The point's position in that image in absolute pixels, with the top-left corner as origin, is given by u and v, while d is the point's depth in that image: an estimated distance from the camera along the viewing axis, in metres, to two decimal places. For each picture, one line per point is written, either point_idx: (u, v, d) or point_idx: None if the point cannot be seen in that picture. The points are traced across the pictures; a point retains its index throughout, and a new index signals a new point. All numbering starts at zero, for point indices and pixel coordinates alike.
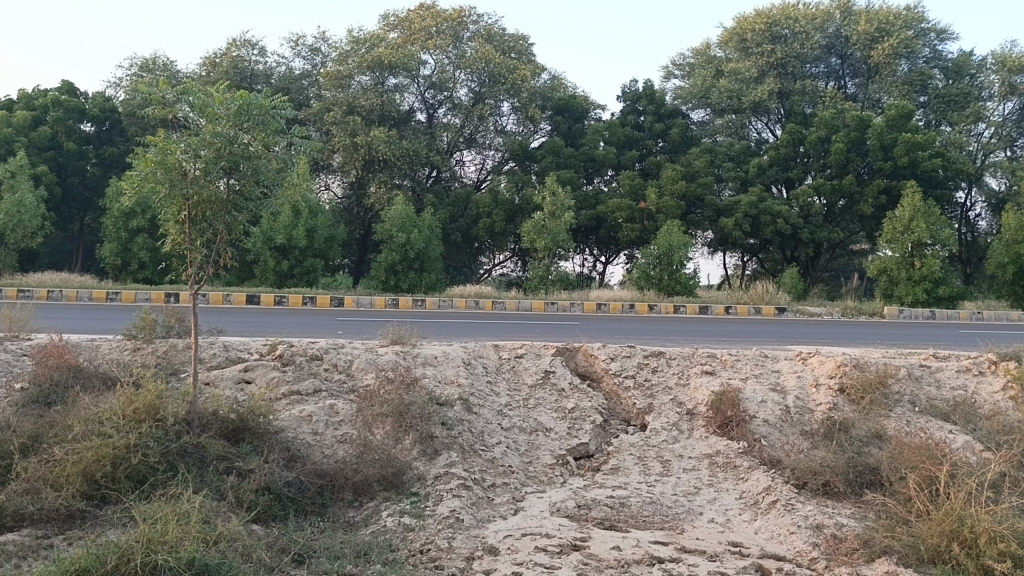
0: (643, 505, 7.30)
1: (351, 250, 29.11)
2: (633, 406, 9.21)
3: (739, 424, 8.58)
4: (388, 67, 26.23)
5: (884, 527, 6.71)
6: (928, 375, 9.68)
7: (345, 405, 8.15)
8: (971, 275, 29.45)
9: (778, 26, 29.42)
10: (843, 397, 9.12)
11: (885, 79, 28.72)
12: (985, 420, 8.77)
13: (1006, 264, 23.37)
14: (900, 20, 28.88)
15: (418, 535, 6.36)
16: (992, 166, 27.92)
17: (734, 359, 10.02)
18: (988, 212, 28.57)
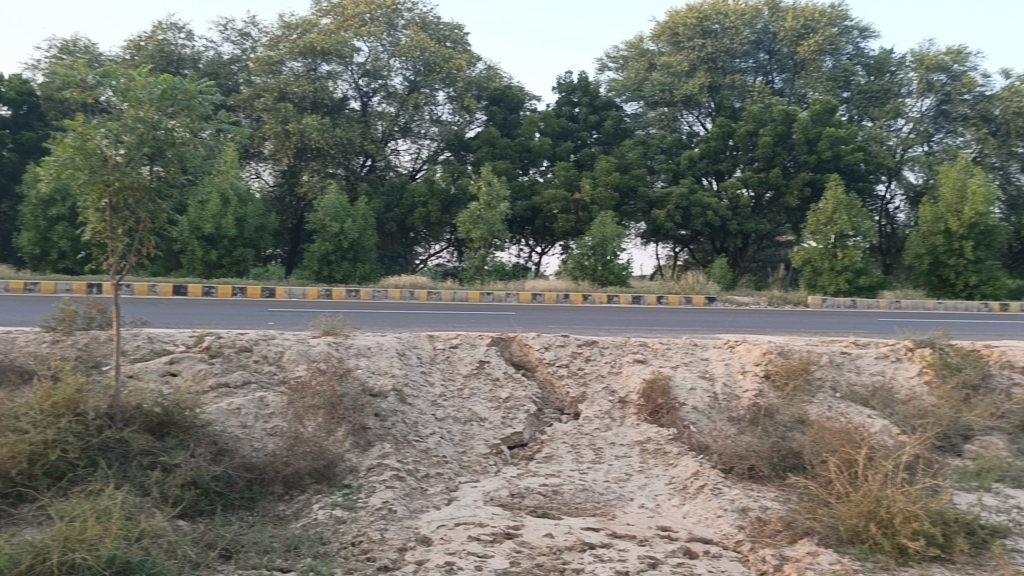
0: (576, 492, 7.40)
1: (283, 240, 28.57)
2: (566, 395, 9.29)
3: (668, 411, 8.76)
4: (321, 54, 25.82)
5: (805, 509, 6.92)
6: (849, 362, 10.02)
7: (276, 397, 7.99)
8: (890, 265, 30.55)
9: (709, 20, 30.00)
10: (768, 383, 9.39)
11: (810, 75, 29.65)
12: (901, 404, 9.10)
13: (923, 255, 24.28)
14: (825, 17, 29.75)
15: (349, 527, 6.31)
16: (910, 160, 28.95)
17: (665, 348, 10.21)
18: (906, 205, 29.62)
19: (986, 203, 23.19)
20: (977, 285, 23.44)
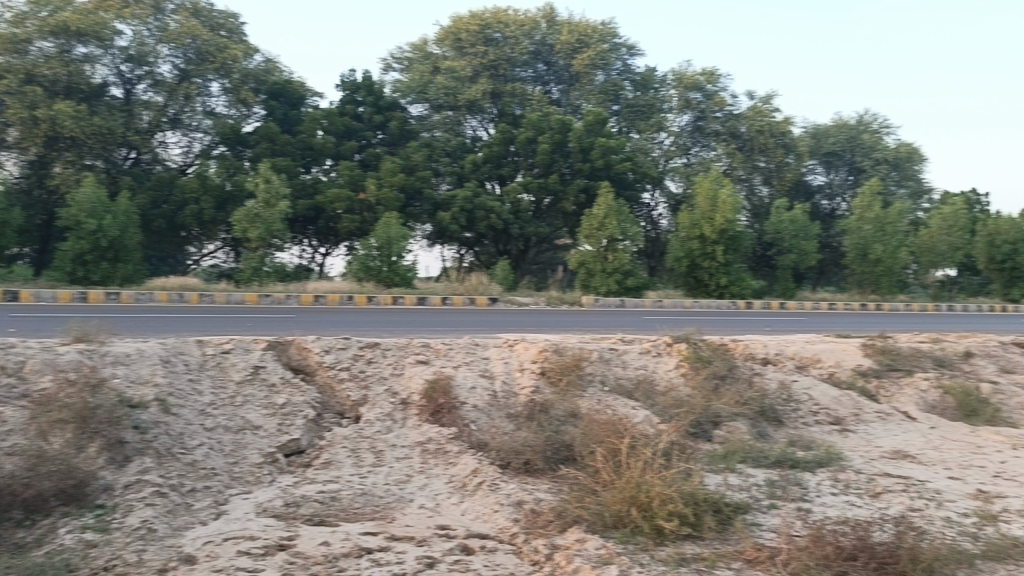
0: (354, 498, 7.30)
1: (30, 238, 25.65)
2: (347, 399, 9.08)
3: (449, 411, 8.85)
4: (76, 34, 23.55)
5: (575, 498, 7.26)
6: (617, 358, 10.69)
7: (14, 412, 7.13)
8: (654, 268, 33.00)
9: (490, 29, 30.99)
10: (543, 379, 9.78)
11: (583, 87, 31.48)
12: (661, 396, 9.81)
13: (681, 258, 26.66)
14: (596, 34, 31.68)
15: (101, 551, 5.77)
16: (671, 171, 31.37)
17: (446, 348, 10.35)
18: (668, 212, 32.09)
19: (734, 211, 25.76)
20: (726, 286, 25.98)
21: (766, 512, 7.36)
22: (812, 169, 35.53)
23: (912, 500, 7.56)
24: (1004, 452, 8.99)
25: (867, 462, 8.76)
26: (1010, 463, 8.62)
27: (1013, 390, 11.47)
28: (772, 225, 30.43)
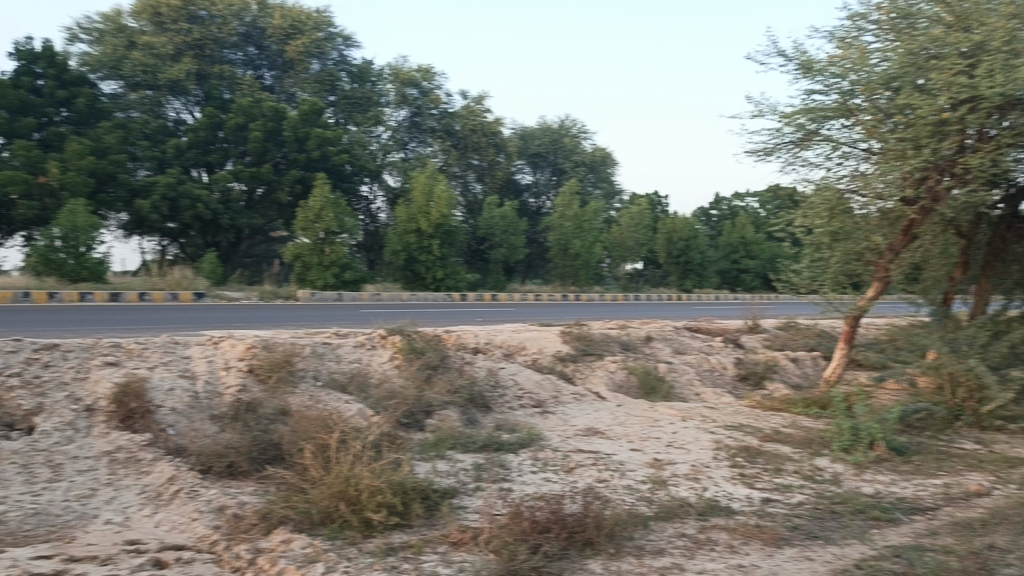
0: (23, 519, 6.49)
1: None
2: (17, 408, 7.86)
3: (143, 416, 8.09)
4: None
5: (282, 499, 6.99)
6: (329, 352, 10.54)
7: None
8: (373, 261, 32.85)
9: (194, 5, 28.97)
10: (251, 377, 9.30)
11: (298, 75, 30.53)
12: (374, 388, 9.75)
13: (398, 251, 26.80)
14: (311, 21, 30.87)
15: None
16: (389, 165, 31.56)
17: (141, 349, 9.52)
18: (386, 205, 32.15)
19: (448, 207, 26.48)
20: (442, 279, 26.82)
21: (472, 495, 7.65)
22: (522, 169, 37.76)
23: (600, 473, 8.29)
24: (675, 423, 10.17)
25: (564, 441, 9.45)
26: (680, 433, 9.75)
27: (683, 368, 13.06)
28: (484, 220, 31.87)
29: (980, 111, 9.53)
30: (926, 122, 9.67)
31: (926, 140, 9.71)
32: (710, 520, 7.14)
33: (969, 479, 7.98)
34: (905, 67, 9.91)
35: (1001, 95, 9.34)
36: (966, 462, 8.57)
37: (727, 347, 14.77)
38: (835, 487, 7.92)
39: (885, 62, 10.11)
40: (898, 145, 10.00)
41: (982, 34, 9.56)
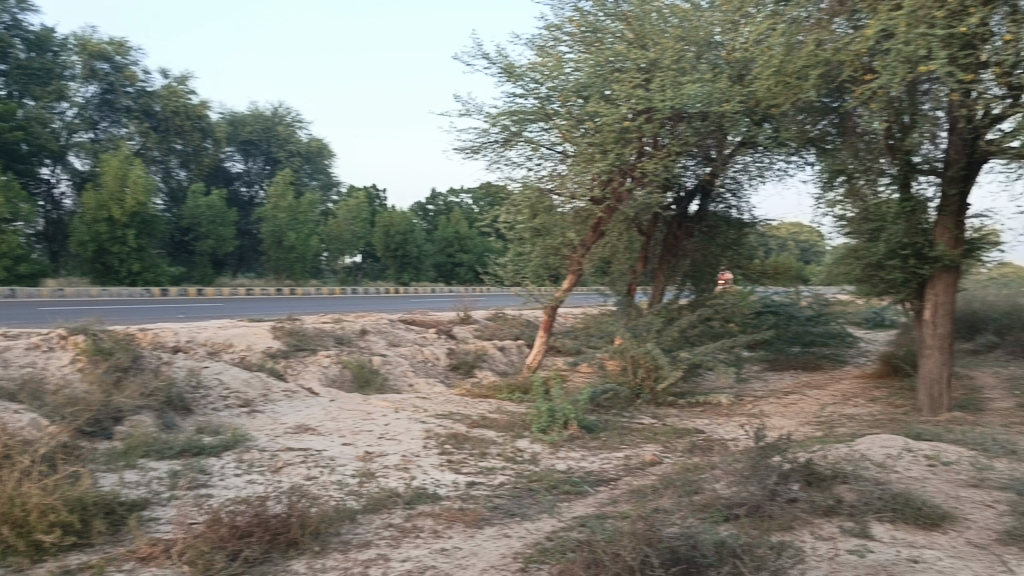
0: None
1: None
2: None
3: None
4: None
5: None
6: None
7: None
8: (57, 253, 29.11)
9: None
10: None
11: None
12: (52, 395, 8.66)
13: (86, 242, 24.13)
14: None
15: None
16: (75, 145, 28.45)
17: None
18: (71, 190, 28.80)
19: (146, 194, 24.46)
20: (139, 272, 24.80)
21: (165, 505, 7.09)
22: (230, 156, 36.22)
23: (309, 470, 8.10)
24: (388, 415, 10.24)
25: (272, 440, 9.09)
26: (392, 424, 9.83)
27: (397, 360, 13.20)
28: (188, 210, 29.76)
29: (654, 121, 10.65)
30: (612, 129, 10.64)
31: (611, 145, 10.68)
32: (416, 508, 7.28)
33: (645, 450, 8.94)
34: (593, 78, 10.85)
35: (671, 109, 10.51)
36: (643, 435, 9.60)
37: (439, 338, 15.20)
38: (533, 466, 8.45)
39: (577, 72, 10.96)
40: (588, 149, 10.88)
41: (655, 53, 10.74)
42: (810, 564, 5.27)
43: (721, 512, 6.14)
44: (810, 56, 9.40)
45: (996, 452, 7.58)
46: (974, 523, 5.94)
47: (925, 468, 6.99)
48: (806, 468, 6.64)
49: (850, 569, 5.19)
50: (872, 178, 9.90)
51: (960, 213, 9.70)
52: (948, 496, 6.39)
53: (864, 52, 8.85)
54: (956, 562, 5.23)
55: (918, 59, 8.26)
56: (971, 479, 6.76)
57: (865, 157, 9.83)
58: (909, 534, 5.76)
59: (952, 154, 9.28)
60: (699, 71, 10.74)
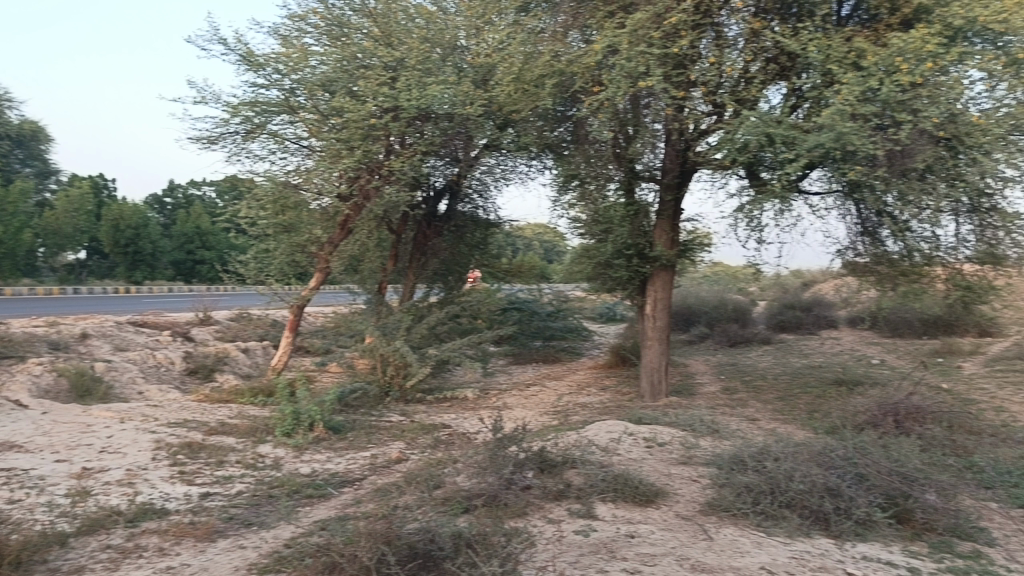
0: None
1: None
2: None
3: None
4: None
5: None
6: None
7: None
8: None
9: None
10: None
11: None
12: None
13: None
14: None
15: None
16: None
17: None
18: None
19: None
20: None
21: None
22: None
23: (11, 493, 7.15)
24: (111, 426, 9.34)
25: None
26: (115, 436, 8.98)
27: (124, 366, 12.11)
28: None
29: (401, 120, 10.70)
30: (359, 126, 10.51)
31: (358, 142, 10.55)
32: (140, 525, 6.69)
33: (391, 448, 8.96)
34: (338, 72, 10.79)
35: (417, 109, 10.63)
36: (390, 433, 9.62)
37: (175, 341, 14.18)
38: (274, 472, 8.13)
39: (322, 65, 10.87)
40: (335, 145, 10.66)
41: (402, 52, 10.86)
42: (540, 547, 5.52)
43: (461, 504, 6.28)
44: (547, 66, 9.89)
45: (701, 431, 8.49)
46: (682, 497, 6.58)
47: (643, 449, 7.66)
48: (539, 456, 6.97)
49: (575, 548, 5.51)
50: (602, 183, 10.66)
51: (674, 217, 10.74)
52: (661, 473, 7.02)
53: (593, 65, 9.48)
54: (666, 534, 5.77)
55: (639, 75, 8.97)
56: (681, 456, 7.51)
57: (595, 163, 10.52)
58: (627, 512, 6.27)
59: (668, 164, 10.17)
60: (445, 73, 10.96)
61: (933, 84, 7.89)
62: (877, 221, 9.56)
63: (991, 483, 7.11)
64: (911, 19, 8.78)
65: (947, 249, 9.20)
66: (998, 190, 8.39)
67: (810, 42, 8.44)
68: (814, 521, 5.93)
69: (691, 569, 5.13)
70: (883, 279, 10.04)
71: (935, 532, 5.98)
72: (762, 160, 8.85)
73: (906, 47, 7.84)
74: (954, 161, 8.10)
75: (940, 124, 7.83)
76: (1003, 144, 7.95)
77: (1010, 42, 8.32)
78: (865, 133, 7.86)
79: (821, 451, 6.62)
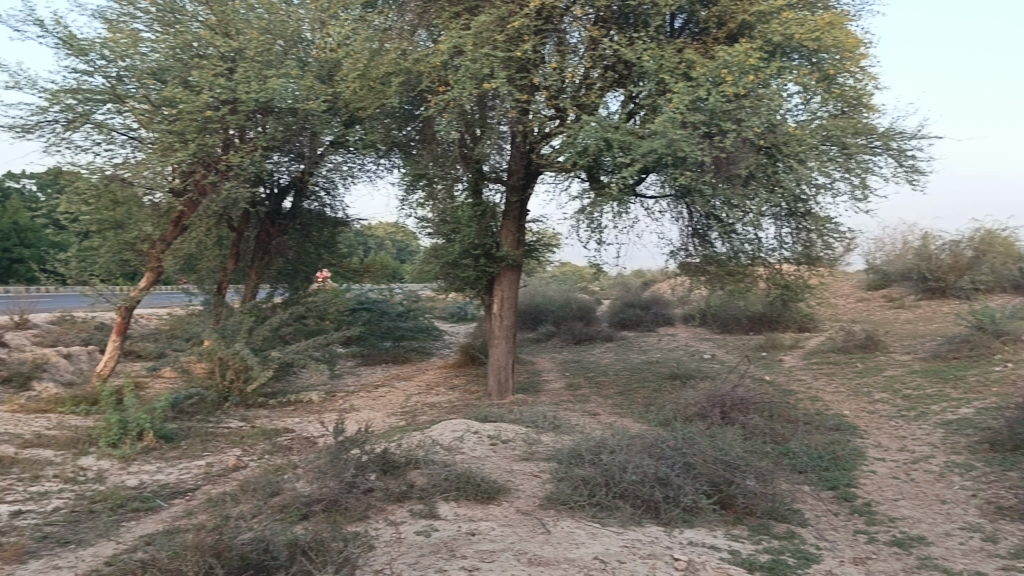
0: None
1: None
2: None
3: None
4: None
5: None
6: None
7: None
8: None
9: None
10: None
11: None
12: None
13: None
14: None
15: None
16: None
17: None
18: None
19: None
20: None
21: None
22: None
23: None
24: None
25: None
26: None
27: None
28: None
29: (239, 114, 10.47)
30: (194, 118, 10.21)
31: (193, 135, 10.26)
32: None
33: (228, 455, 8.59)
34: (170, 61, 10.47)
35: (257, 102, 10.37)
36: (228, 440, 9.23)
37: None
38: (98, 485, 7.58)
39: (153, 53, 10.50)
40: (167, 138, 10.33)
41: (240, 42, 10.56)
42: (378, 551, 5.35)
43: (299, 510, 6.09)
44: (392, 64, 9.81)
45: (543, 427, 8.69)
46: (522, 492, 6.66)
47: (487, 447, 7.74)
48: (382, 457, 6.78)
49: (416, 549, 5.40)
50: (449, 183, 10.63)
51: (520, 218, 11.03)
52: (503, 470, 7.11)
53: (439, 65, 9.49)
54: (505, 531, 5.80)
55: (483, 77, 9.11)
56: (522, 453, 7.64)
57: (442, 163, 10.47)
58: (469, 510, 6.27)
59: (513, 166, 10.41)
60: (286, 67, 10.71)
61: (756, 96, 8.43)
62: (704, 224, 10.17)
63: (803, 467, 7.71)
64: (736, 34, 9.35)
65: (767, 250, 9.90)
66: (811, 196, 9.10)
67: (645, 51, 8.82)
68: (645, 510, 6.21)
69: (528, 564, 5.17)
70: (713, 279, 10.64)
71: (754, 516, 6.40)
72: (601, 164, 9.18)
73: (731, 60, 8.35)
74: (773, 168, 8.71)
75: (761, 133, 8.40)
76: (815, 154, 8.62)
77: (822, 59, 9.03)
78: (695, 140, 8.30)
79: (652, 443, 6.92)
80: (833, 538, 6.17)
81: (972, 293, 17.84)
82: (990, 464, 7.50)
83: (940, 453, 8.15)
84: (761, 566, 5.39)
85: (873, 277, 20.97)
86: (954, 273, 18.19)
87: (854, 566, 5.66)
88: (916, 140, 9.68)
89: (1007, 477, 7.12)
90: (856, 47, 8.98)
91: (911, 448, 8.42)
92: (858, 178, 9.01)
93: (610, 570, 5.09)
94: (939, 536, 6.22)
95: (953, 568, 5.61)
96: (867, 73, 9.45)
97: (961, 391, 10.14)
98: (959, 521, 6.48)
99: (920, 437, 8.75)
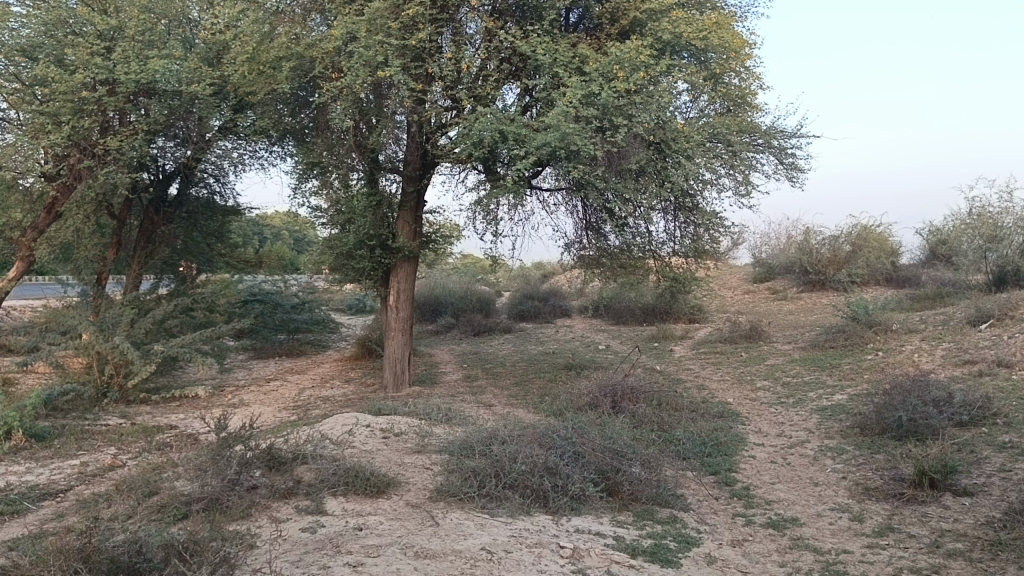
0: None
1: None
2: None
3: None
4: None
5: None
6: None
7: None
8: None
9: None
10: None
11: None
12: None
13: None
14: None
15: None
16: None
17: None
18: None
19: None
20: None
21: None
22: None
23: None
24: None
25: None
26: None
27: None
28: None
29: (118, 95, 10.04)
30: (69, 99, 9.86)
31: (67, 117, 9.87)
32: None
33: (104, 454, 8.18)
34: (41, 38, 10.21)
35: (137, 84, 9.91)
36: (106, 438, 8.83)
37: None
38: None
39: (24, 28, 10.31)
40: (39, 118, 10.03)
41: (118, 20, 10.20)
42: (259, 550, 5.09)
43: (179, 510, 5.85)
44: (284, 48, 9.55)
45: (437, 419, 8.68)
46: (413, 485, 6.56)
47: (378, 440, 7.66)
48: (267, 453, 6.59)
49: (299, 547, 5.14)
50: (344, 172, 10.29)
51: (417, 209, 10.88)
52: (394, 463, 7.02)
53: (332, 51, 9.25)
54: (393, 524, 5.62)
55: (377, 64, 8.95)
56: (415, 445, 7.59)
57: (337, 152, 10.08)
58: (357, 504, 6.07)
59: (409, 156, 10.31)
60: (168, 49, 10.30)
61: (646, 92, 8.64)
62: (599, 217, 10.31)
63: (687, 454, 7.96)
64: (627, 31, 9.65)
65: (657, 243, 10.20)
66: (698, 191, 9.41)
67: (539, 45, 8.89)
68: (534, 499, 6.24)
69: (414, 557, 4.99)
70: (607, 271, 10.93)
71: (640, 502, 6.57)
72: (497, 156, 9.24)
73: (623, 56, 8.53)
74: (663, 164, 8.94)
75: (651, 129, 8.64)
76: (702, 150, 8.89)
77: (709, 58, 9.38)
78: (587, 134, 8.39)
79: (543, 433, 7.01)
80: (713, 522, 6.39)
81: (848, 285, 18.86)
82: (860, 447, 7.93)
83: (815, 438, 8.57)
84: (644, 551, 5.50)
85: (761, 270, 21.92)
86: (833, 267, 19.16)
87: (731, 548, 5.87)
88: (795, 139, 10.13)
89: (875, 460, 7.54)
90: (741, 48, 9.32)
91: (789, 433, 8.84)
92: (742, 174, 9.35)
93: (495, 560, 5.05)
94: (810, 517, 6.52)
95: (822, 548, 5.88)
96: (751, 74, 9.87)
97: (836, 377, 10.73)
98: (829, 502, 6.82)
99: (798, 422, 9.19)
